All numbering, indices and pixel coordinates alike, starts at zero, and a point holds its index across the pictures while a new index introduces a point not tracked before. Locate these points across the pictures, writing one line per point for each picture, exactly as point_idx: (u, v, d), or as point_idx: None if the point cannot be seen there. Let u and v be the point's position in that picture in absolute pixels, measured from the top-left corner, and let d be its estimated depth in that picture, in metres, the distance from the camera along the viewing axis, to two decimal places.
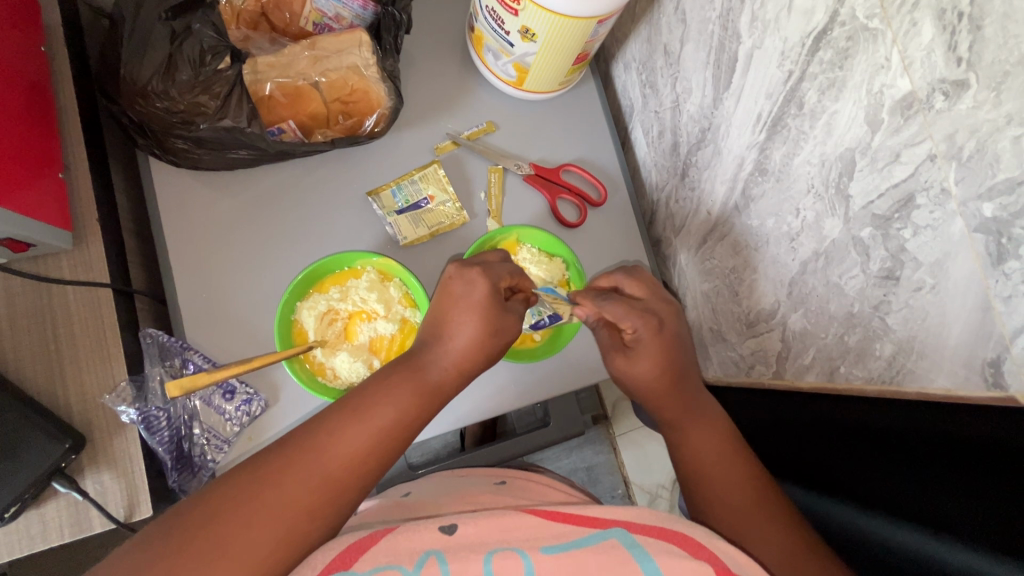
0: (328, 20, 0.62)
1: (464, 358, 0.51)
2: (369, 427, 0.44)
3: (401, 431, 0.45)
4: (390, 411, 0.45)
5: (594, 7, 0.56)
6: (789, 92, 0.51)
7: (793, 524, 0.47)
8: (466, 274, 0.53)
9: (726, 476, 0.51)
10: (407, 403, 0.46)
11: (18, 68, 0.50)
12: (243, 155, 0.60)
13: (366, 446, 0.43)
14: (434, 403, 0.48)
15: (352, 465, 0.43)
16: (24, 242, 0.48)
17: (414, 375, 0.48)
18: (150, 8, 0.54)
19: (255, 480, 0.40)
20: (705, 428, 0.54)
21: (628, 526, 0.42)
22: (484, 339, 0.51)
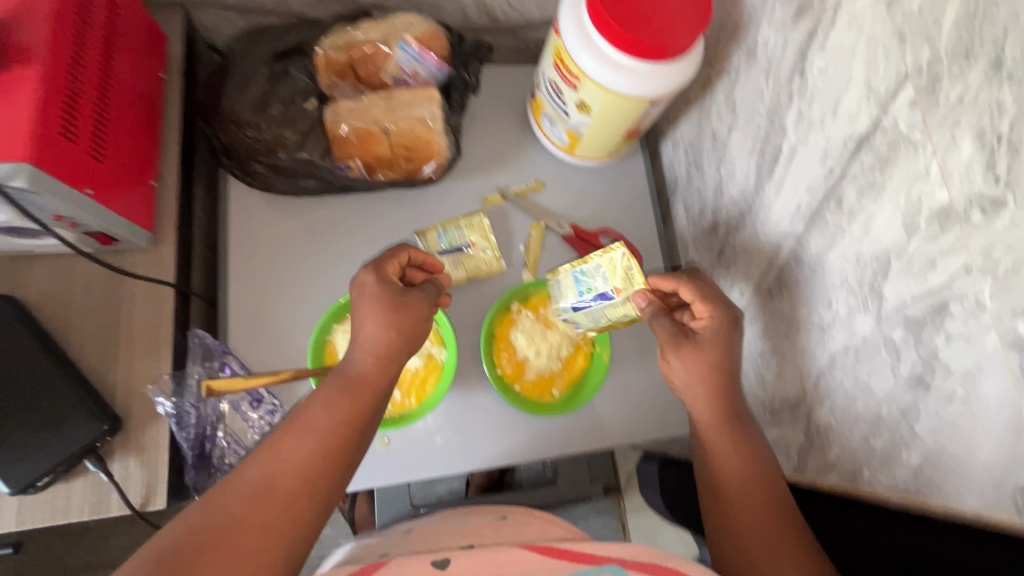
0: (406, 76, 0.68)
1: (384, 345, 0.51)
2: (308, 441, 0.47)
3: (349, 437, 0.48)
4: (330, 421, 0.48)
5: (646, 88, 0.61)
6: (829, 188, 0.53)
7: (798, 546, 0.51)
8: (356, 278, 0.53)
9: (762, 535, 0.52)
10: (344, 411, 0.48)
11: (140, 89, 0.58)
12: (311, 185, 0.66)
13: (310, 458, 0.46)
14: (369, 396, 0.50)
15: (299, 481, 0.45)
16: (110, 237, 0.54)
17: (341, 381, 0.50)
18: (258, 54, 0.64)
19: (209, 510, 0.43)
20: (742, 472, 0.54)
21: (622, 563, 0.40)
22: (386, 330, 0.51)
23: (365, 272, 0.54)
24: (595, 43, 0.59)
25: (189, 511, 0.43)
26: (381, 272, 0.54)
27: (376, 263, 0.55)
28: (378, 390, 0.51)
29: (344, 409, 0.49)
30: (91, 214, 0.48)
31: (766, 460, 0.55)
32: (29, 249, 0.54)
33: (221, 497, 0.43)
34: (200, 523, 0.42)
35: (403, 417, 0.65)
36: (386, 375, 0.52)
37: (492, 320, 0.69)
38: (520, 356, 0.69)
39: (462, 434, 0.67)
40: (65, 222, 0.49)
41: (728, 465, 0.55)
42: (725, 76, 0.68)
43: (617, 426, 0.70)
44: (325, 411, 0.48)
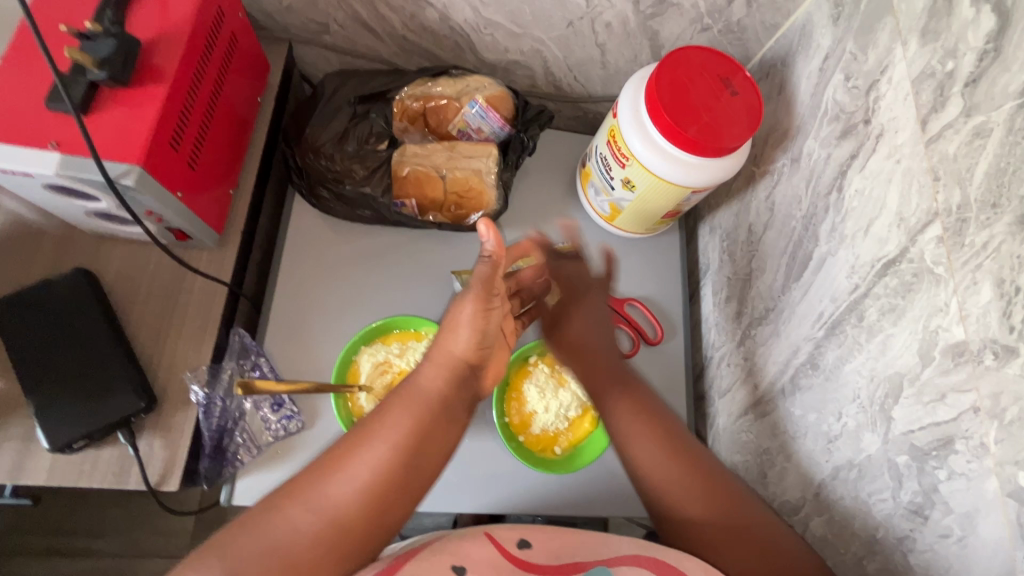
0: (470, 130, 0.74)
1: (457, 358, 0.53)
2: (367, 466, 0.48)
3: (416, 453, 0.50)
4: (395, 444, 0.49)
5: (690, 177, 0.65)
6: (853, 302, 0.54)
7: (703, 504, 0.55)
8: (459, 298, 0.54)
9: (702, 505, 0.54)
10: (405, 431, 0.49)
11: (240, 110, 0.66)
12: (366, 215, 0.72)
13: (368, 484, 0.47)
14: (434, 412, 0.51)
15: (358, 506, 0.47)
16: (185, 234, 0.60)
17: (410, 397, 0.51)
18: (344, 94, 0.71)
19: (273, 529, 0.45)
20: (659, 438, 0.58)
21: (607, 562, 0.49)
22: (472, 332, 0.53)
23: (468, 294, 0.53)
24: (648, 130, 0.64)
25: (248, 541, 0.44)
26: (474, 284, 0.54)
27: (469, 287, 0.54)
28: (442, 404, 0.52)
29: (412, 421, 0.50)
30: (175, 212, 0.55)
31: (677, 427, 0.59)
32: (117, 232, 0.61)
33: (279, 525, 0.45)
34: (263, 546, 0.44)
35: None
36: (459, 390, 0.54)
37: (509, 369, 0.71)
38: (529, 408, 0.70)
39: (458, 475, 0.69)
40: (154, 216, 0.55)
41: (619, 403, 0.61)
42: (767, 177, 0.72)
43: (614, 496, 0.71)
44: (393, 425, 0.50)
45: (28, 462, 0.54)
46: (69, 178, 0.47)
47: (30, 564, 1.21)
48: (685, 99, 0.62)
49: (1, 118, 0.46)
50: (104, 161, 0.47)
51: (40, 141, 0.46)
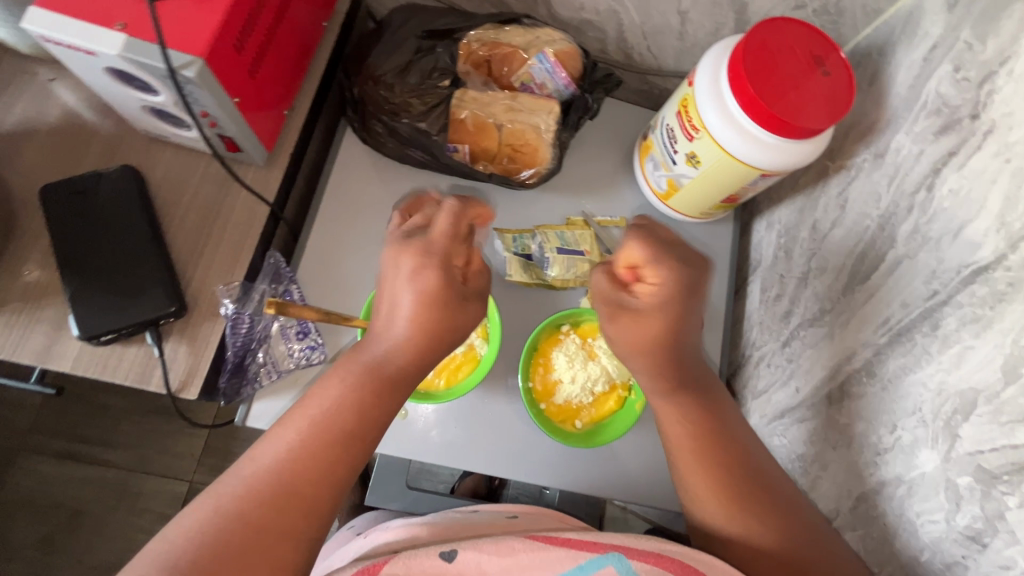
0: (533, 84, 0.71)
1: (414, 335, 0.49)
2: (305, 423, 0.46)
3: (369, 410, 0.47)
4: (337, 404, 0.46)
5: (762, 158, 0.61)
6: (928, 309, 0.50)
7: (740, 512, 0.50)
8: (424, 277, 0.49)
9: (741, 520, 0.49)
10: (353, 393, 0.47)
11: (304, 29, 0.64)
12: (418, 156, 0.69)
13: (305, 440, 0.45)
14: (377, 383, 0.48)
15: (296, 469, 0.44)
16: (235, 144, 0.58)
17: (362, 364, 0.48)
18: (412, 27, 0.68)
19: (216, 503, 0.42)
20: (686, 441, 0.52)
21: (623, 550, 0.46)
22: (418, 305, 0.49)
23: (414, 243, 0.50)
24: (725, 101, 0.60)
25: (189, 515, 0.42)
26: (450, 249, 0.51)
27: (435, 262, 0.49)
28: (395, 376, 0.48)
29: (347, 402, 0.47)
30: (230, 118, 0.53)
31: (710, 407, 0.54)
32: (169, 135, 0.60)
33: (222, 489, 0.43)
34: (213, 513, 0.42)
35: (427, 394, 0.64)
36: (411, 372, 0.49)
37: (539, 334, 0.68)
38: (555, 376, 0.67)
39: (472, 434, 0.67)
40: (208, 119, 0.53)
41: (672, 426, 0.53)
42: (842, 172, 0.67)
43: (629, 480, 0.68)
44: (329, 396, 0.47)
45: (56, 348, 0.54)
46: (131, 63, 0.46)
47: (45, 463, 1.25)
48: (772, 73, 0.58)
49: None
50: (168, 48, 0.45)
51: (109, 20, 0.45)
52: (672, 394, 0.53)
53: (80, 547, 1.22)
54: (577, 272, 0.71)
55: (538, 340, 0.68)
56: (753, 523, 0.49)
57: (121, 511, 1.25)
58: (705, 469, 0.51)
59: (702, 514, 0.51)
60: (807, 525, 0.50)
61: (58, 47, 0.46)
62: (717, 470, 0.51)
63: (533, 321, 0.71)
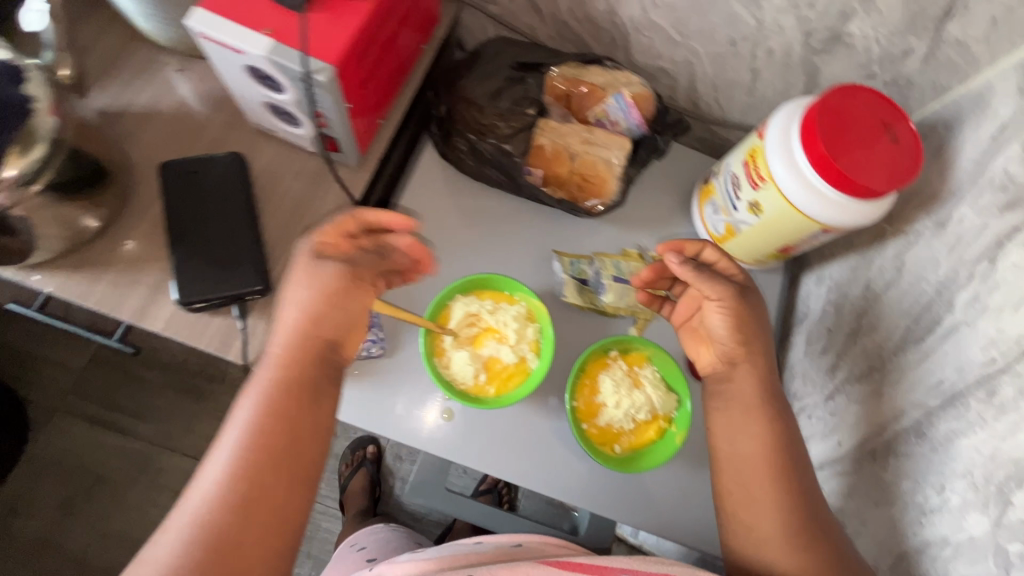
0: (607, 121, 0.75)
1: (298, 313, 0.55)
2: (230, 441, 0.50)
3: (287, 402, 0.52)
4: (260, 413, 0.51)
5: (828, 214, 0.63)
6: (984, 376, 0.51)
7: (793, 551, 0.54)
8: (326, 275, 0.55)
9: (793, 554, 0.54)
10: (270, 397, 0.52)
11: (407, 48, 0.69)
12: (494, 175, 0.74)
13: (236, 452, 0.49)
14: (285, 382, 0.53)
15: (239, 478, 0.48)
16: (337, 144, 0.64)
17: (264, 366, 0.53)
18: (505, 58, 0.73)
19: (184, 530, 0.46)
20: (759, 463, 0.57)
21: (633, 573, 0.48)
22: (325, 306, 0.55)
23: (325, 254, 0.55)
24: (795, 157, 0.63)
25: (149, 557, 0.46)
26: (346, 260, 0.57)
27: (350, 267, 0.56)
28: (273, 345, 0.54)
29: (263, 421, 0.51)
30: (340, 120, 0.58)
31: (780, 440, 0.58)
32: (277, 130, 0.66)
33: (170, 528, 0.47)
34: (183, 540, 0.46)
35: (476, 399, 0.65)
36: (304, 362, 0.54)
37: (588, 356, 0.69)
38: (599, 399, 0.69)
39: (512, 444, 0.69)
40: (321, 119, 0.59)
41: (747, 436, 0.59)
42: (901, 235, 0.69)
43: (662, 511, 0.69)
44: (248, 411, 0.51)
45: (151, 309, 0.59)
46: (272, 64, 0.51)
47: (76, 427, 1.30)
48: (844, 135, 0.61)
49: None
50: (309, 56, 0.50)
51: (259, 24, 0.51)
52: (754, 414, 0.59)
53: (97, 512, 1.26)
54: (631, 302, 0.74)
55: (586, 363, 0.70)
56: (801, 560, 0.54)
57: (141, 482, 1.28)
58: (776, 505, 0.55)
59: (749, 544, 0.56)
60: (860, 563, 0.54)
61: (211, 43, 0.52)
62: (780, 505, 0.55)
63: (582, 343, 0.74)
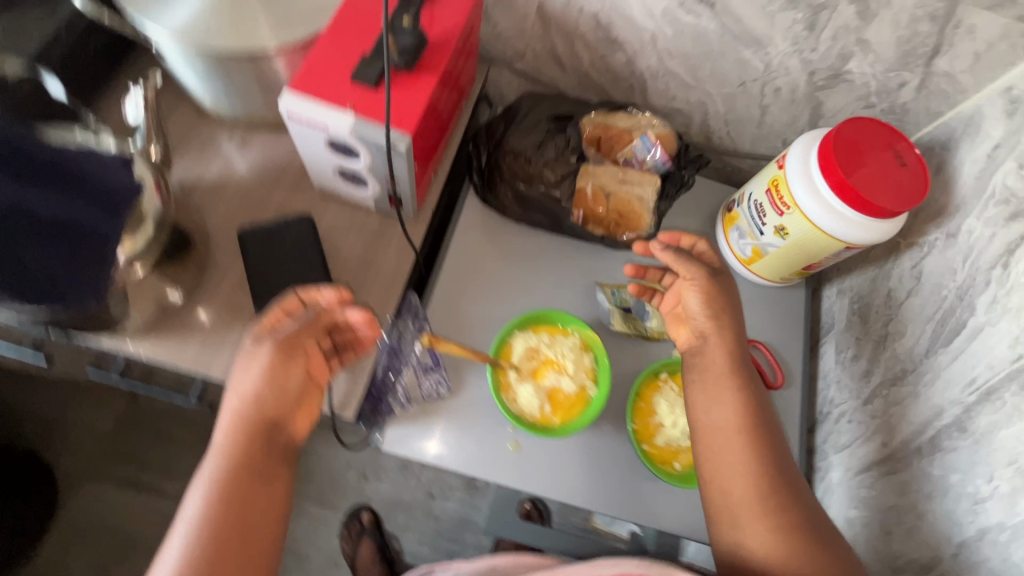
0: (635, 160, 0.82)
1: (250, 392, 0.55)
2: (181, 531, 0.51)
3: (239, 483, 0.53)
4: (213, 494, 0.52)
5: (851, 234, 0.70)
6: (1014, 370, 0.57)
7: (767, 522, 0.58)
8: (263, 351, 0.56)
9: (772, 528, 0.58)
10: (218, 477, 0.53)
11: (451, 106, 0.76)
12: (538, 218, 0.80)
13: (189, 539, 0.50)
14: (233, 464, 0.54)
15: (190, 562, 0.49)
16: (400, 201, 0.69)
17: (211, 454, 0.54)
18: (540, 111, 0.80)
19: None
20: (732, 429, 0.62)
21: None
22: (266, 387, 0.55)
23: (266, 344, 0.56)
24: (816, 184, 0.70)
25: None
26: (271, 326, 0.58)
27: (288, 346, 0.56)
28: (233, 435, 0.54)
29: (217, 508, 0.52)
30: (410, 180, 0.63)
31: (755, 405, 0.63)
32: (340, 191, 0.71)
33: None
34: None
35: (544, 429, 0.69)
36: (257, 452, 0.55)
37: (642, 379, 0.75)
38: (655, 419, 0.73)
39: (579, 469, 0.71)
40: (390, 181, 0.64)
41: (721, 408, 0.63)
42: (915, 247, 0.75)
43: None
44: (198, 495, 0.52)
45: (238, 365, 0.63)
46: (355, 136, 0.57)
47: (106, 488, 1.29)
48: (859, 163, 0.68)
49: (316, 81, 0.57)
50: (390, 127, 0.56)
51: (342, 102, 0.56)
52: (728, 383, 0.63)
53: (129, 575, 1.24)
54: None
55: (639, 386, 0.75)
56: (776, 542, 0.57)
57: None
58: (744, 467, 0.60)
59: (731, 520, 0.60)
60: (821, 516, 0.60)
61: (298, 121, 0.57)
62: (751, 465, 0.60)
63: (631, 368, 0.78)
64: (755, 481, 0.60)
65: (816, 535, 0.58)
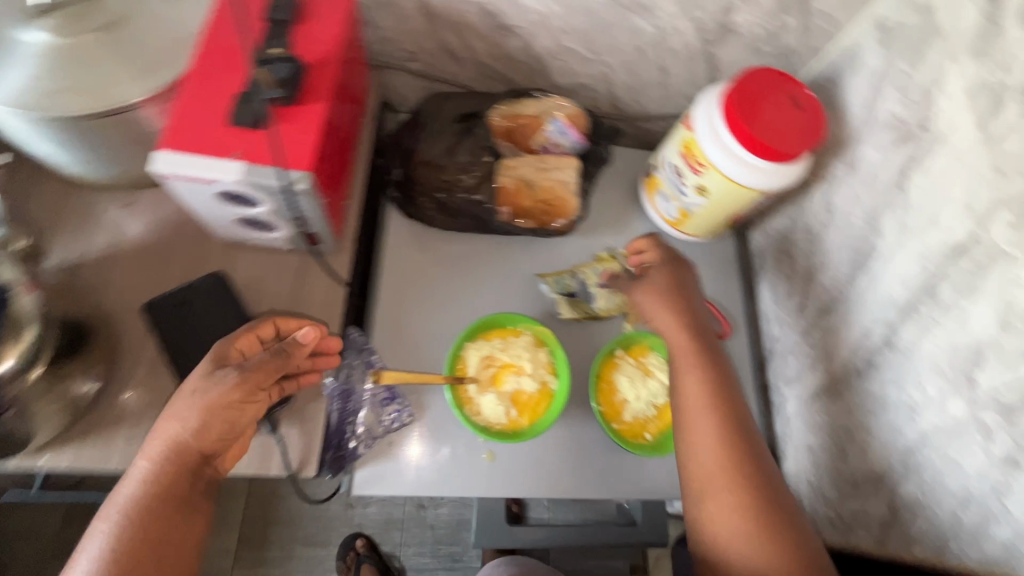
0: (550, 144, 0.81)
1: (195, 423, 0.50)
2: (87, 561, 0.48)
3: (153, 518, 0.50)
4: (124, 527, 0.49)
5: (764, 182, 0.72)
6: (925, 285, 0.61)
7: (738, 493, 0.59)
8: (221, 381, 0.51)
9: (742, 497, 0.59)
10: (133, 510, 0.50)
11: (348, 124, 0.71)
12: (465, 222, 0.78)
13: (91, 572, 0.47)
14: (155, 499, 0.50)
15: None
16: (316, 238, 0.65)
17: (128, 484, 0.51)
18: (445, 115, 0.78)
19: None
20: (703, 406, 0.63)
21: None
22: (213, 422, 0.51)
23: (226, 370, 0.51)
24: (724, 140, 0.72)
25: None
26: (226, 350, 0.54)
27: (249, 380, 0.52)
28: (168, 466, 0.50)
29: (127, 539, 0.49)
30: (321, 216, 0.59)
31: (723, 380, 0.65)
32: (248, 239, 0.66)
33: None
34: None
35: (515, 434, 0.69)
36: (180, 486, 0.52)
37: (599, 361, 0.75)
38: (620, 397, 0.74)
39: (555, 462, 0.72)
40: (300, 220, 0.60)
41: (688, 380, 0.65)
42: (823, 181, 0.79)
43: None
44: (107, 525, 0.49)
45: None
46: (246, 184, 0.52)
47: None
48: (759, 114, 0.70)
49: (191, 132, 0.52)
50: (285, 168, 0.52)
51: (226, 150, 0.52)
52: (696, 360, 0.66)
53: None
54: (619, 300, 0.80)
55: (599, 368, 0.75)
56: (747, 509, 0.59)
57: None
58: (716, 442, 0.61)
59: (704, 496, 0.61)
60: (780, 481, 0.62)
61: (180, 180, 0.52)
62: (726, 439, 0.62)
63: (586, 352, 0.79)
64: (729, 456, 0.61)
65: (778, 499, 0.60)
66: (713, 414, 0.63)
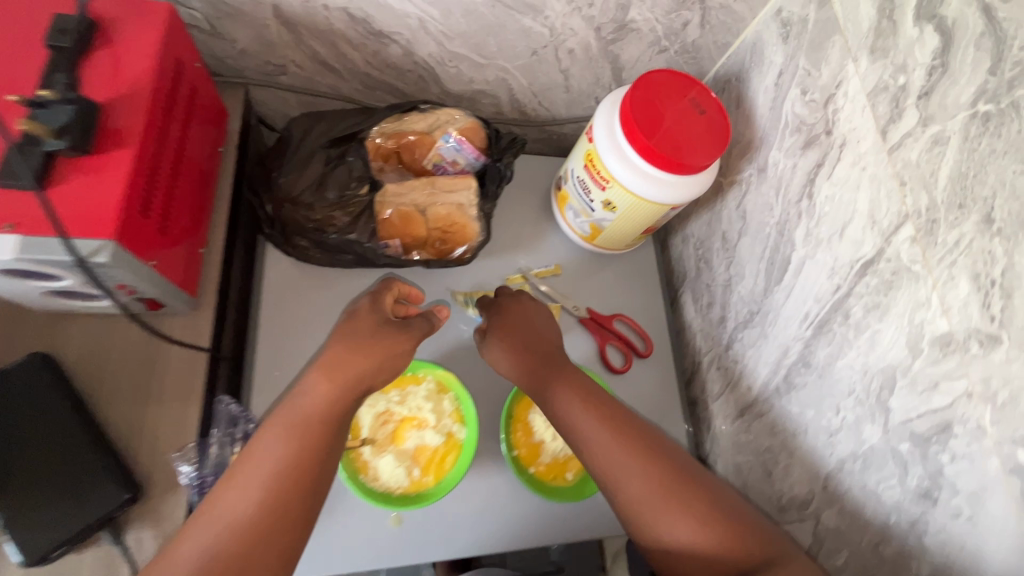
0: (445, 163, 0.73)
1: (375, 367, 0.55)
2: (243, 499, 0.47)
3: (315, 451, 0.50)
4: (278, 464, 0.48)
5: (668, 196, 0.67)
6: (836, 301, 0.58)
7: (671, 499, 0.54)
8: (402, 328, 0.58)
9: (675, 502, 0.54)
10: (293, 448, 0.49)
11: (200, 160, 0.61)
12: (349, 259, 0.69)
13: (250, 508, 0.46)
14: (323, 437, 0.51)
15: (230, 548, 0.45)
16: (157, 301, 0.55)
17: (287, 420, 0.50)
18: (314, 139, 0.68)
19: None
20: (594, 424, 0.58)
21: None
22: (382, 369, 0.55)
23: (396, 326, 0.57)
24: (624, 153, 0.66)
25: None
26: (379, 301, 0.59)
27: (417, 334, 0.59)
28: (344, 403, 0.53)
29: (272, 475, 0.48)
30: (150, 281, 0.50)
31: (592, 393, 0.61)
32: (76, 308, 0.56)
33: None
34: None
35: (418, 497, 0.62)
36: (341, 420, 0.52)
37: (512, 401, 0.69)
38: (536, 438, 0.69)
39: (468, 520, 0.66)
40: (125, 288, 0.50)
41: (561, 404, 0.60)
42: (735, 186, 0.74)
43: None
44: (260, 460, 0.48)
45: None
46: (28, 261, 0.42)
47: None
48: (658, 123, 0.64)
49: None
50: (72, 238, 0.42)
51: None
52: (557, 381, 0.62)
53: None
54: None
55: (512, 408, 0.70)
56: (689, 505, 0.54)
57: None
58: (621, 456, 0.56)
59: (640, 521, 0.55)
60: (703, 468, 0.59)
61: None
62: (629, 449, 0.57)
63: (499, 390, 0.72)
64: (639, 462, 0.56)
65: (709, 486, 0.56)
66: (600, 430, 0.58)
